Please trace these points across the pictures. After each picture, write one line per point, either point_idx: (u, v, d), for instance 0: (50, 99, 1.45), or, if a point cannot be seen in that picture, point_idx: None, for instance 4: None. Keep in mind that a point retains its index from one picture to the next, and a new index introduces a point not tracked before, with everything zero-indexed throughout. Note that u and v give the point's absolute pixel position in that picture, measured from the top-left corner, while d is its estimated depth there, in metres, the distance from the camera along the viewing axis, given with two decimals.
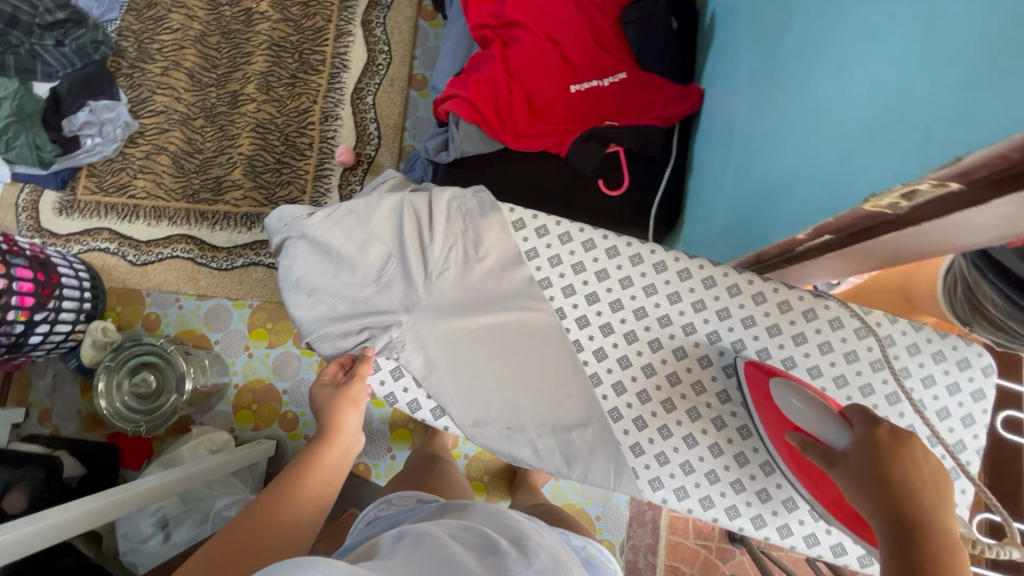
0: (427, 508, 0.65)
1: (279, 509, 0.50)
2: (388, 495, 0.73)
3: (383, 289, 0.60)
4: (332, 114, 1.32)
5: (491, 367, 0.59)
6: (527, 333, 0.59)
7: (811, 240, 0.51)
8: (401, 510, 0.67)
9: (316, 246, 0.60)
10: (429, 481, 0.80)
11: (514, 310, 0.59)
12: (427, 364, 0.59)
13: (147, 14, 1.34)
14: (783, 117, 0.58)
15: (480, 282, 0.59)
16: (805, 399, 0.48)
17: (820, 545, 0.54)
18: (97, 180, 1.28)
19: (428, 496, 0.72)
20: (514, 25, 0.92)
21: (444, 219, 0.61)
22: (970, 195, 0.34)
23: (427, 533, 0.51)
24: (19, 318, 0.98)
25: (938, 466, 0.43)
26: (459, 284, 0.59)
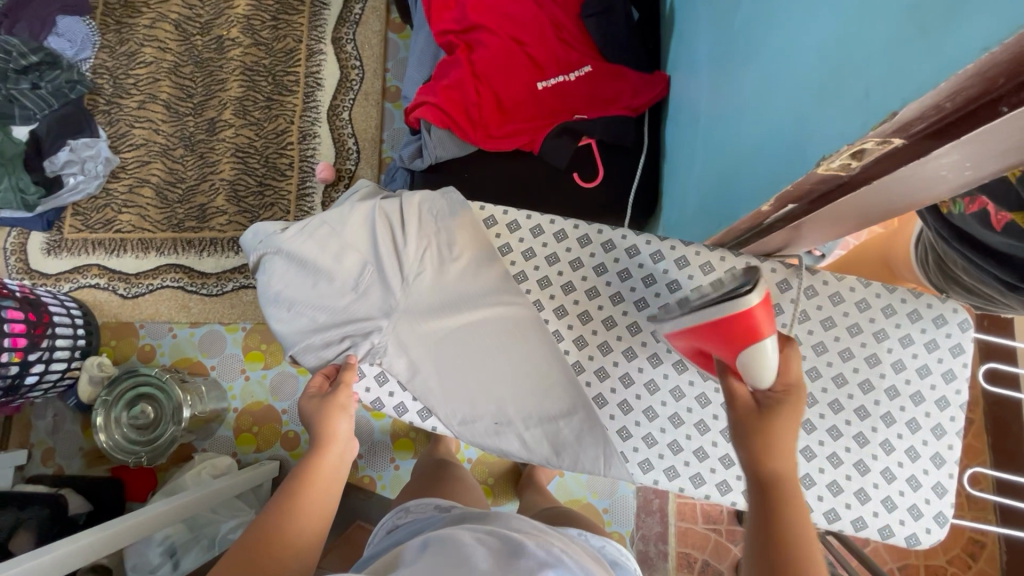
0: (446, 515, 0.65)
1: (282, 524, 0.49)
2: (405, 504, 0.73)
3: (362, 296, 0.60)
4: (309, 133, 1.33)
5: (477, 363, 0.59)
6: (507, 327, 0.59)
7: (776, 211, 0.52)
8: (422, 518, 0.67)
9: (292, 259, 0.61)
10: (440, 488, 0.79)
11: (493, 306, 0.59)
12: (411, 367, 0.60)
13: (120, 50, 1.36)
14: (742, 93, 0.59)
15: (457, 281, 0.60)
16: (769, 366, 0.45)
17: (814, 512, 0.54)
18: (83, 218, 1.29)
19: (446, 503, 0.71)
20: (477, 29, 0.93)
21: (417, 222, 0.61)
22: (913, 149, 0.35)
23: (452, 538, 0.52)
24: (13, 360, 0.99)
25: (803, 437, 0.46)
26: (438, 285, 0.60)
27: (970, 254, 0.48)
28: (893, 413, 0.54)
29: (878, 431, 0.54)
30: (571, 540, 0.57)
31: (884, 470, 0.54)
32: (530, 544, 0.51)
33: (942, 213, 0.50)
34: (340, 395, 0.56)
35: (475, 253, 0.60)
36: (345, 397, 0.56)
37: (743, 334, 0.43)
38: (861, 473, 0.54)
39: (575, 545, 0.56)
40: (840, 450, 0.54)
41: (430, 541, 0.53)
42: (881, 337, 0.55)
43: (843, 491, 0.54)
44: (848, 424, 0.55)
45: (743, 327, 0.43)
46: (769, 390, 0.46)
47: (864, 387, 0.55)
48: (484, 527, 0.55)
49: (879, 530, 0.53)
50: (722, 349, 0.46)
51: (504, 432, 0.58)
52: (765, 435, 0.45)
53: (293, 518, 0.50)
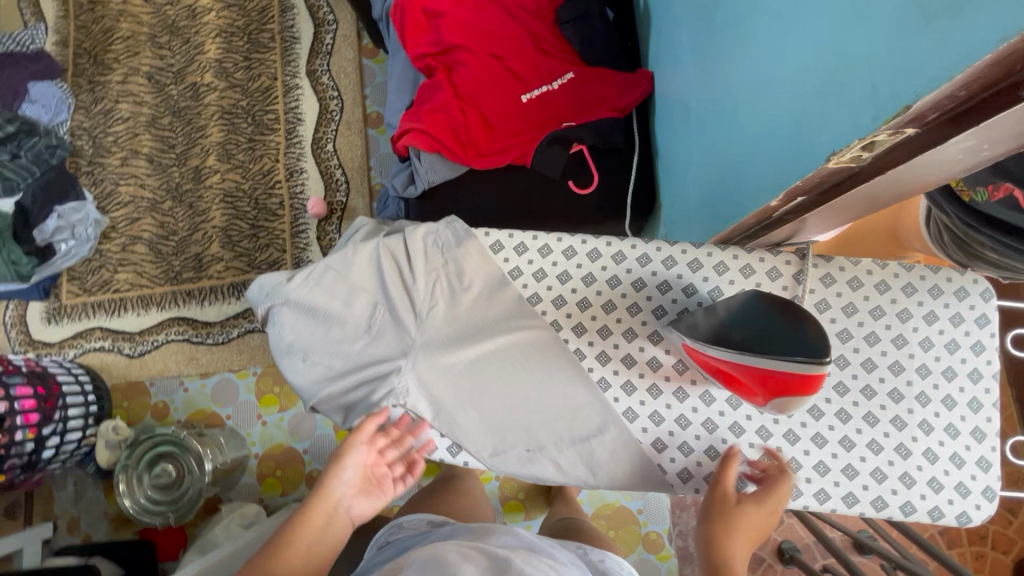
0: (440, 531, 0.64)
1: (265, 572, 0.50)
2: (396, 521, 0.73)
3: (376, 338, 0.59)
4: (296, 169, 1.32)
5: (499, 391, 0.58)
6: (526, 353, 0.58)
7: (785, 204, 0.51)
8: (411, 534, 0.67)
9: (301, 309, 0.60)
10: (438, 499, 0.80)
11: (510, 331, 0.58)
12: (437, 401, 0.59)
13: (96, 109, 1.34)
14: (733, 88, 0.58)
15: (472, 311, 0.59)
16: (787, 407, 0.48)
17: (859, 502, 0.53)
18: (80, 282, 1.28)
19: (439, 517, 0.71)
20: (455, 49, 0.92)
21: (423, 256, 0.60)
22: (927, 138, 0.34)
23: (433, 555, 0.51)
24: (28, 437, 0.98)
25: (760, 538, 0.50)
26: (455, 317, 0.59)
27: (1004, 241, 0.46)
28: (927, 392, 0.54)
29: (914, 413, 0.54)
30: (566, 558, 0.57)
31: (926, 451, 0.53)
32: (517, 559, 0.51)
33: (965, 200, 0.47)
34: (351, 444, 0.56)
35: (485, 278, 0.59)
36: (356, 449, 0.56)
37: (795, 386, 0.45)
38: (903, 457, 0.53)
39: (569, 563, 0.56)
40: (878, 436, 0.54)
41: (412, 556, 0.53)
42: (905, 317, 0.54)
43: (887, 478, 0.53)
44: (883, 408, 0.54)
45: (799, 383, 0.45)
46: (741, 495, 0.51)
47: (894, 369, 0.54)
48: (474, 543, 0.55)
49: (929, 512, 0.53)
50: (759, 390, 0.47)
51: (533, 457, 0.58)
52: (726, 513, 0.50)
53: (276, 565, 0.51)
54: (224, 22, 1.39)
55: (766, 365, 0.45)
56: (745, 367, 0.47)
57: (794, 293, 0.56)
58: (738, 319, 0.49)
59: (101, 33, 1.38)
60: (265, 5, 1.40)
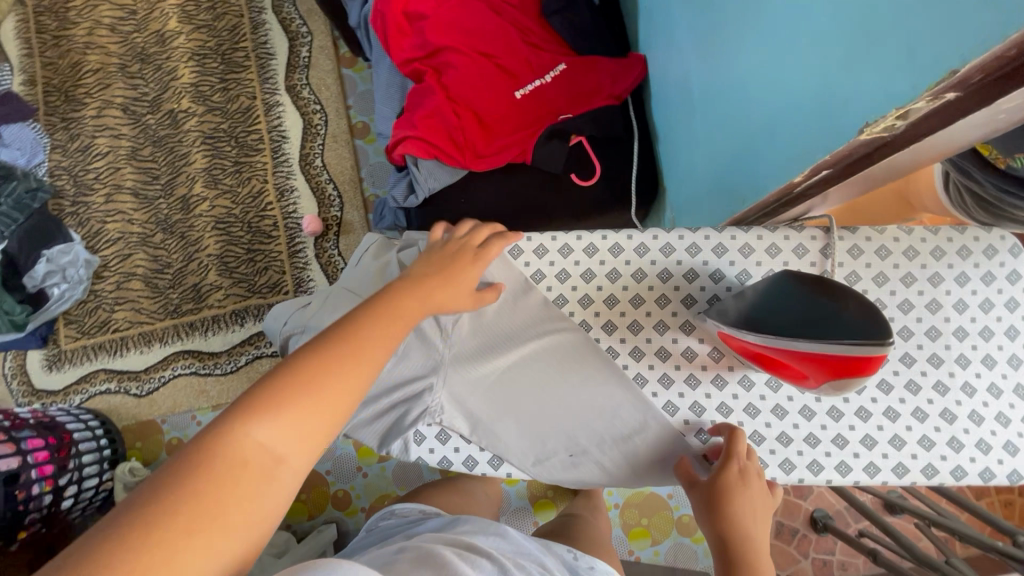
0: (425, 522, 0.72)
1: (348, 348, 0.42)
2: (390, 507, 0.81)
3: (402, 358, 0.59)
4: (287, 187, 1.30)
5: (536, 396, 0.57)
6: (559, 355, 0.57)
7: (809, 179, 0.50)
8: (403, 520, 0.75)
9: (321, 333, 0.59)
10: (435, 494, 0.86)
11: (541, 334, 0.57)
12: (476, 412, 0.58)
13: (73, 147, 1.30)
14: (738, 67, 0.57)
15: (499, 319, 0.58)
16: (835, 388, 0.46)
17: (910, 472, 0.53)
18: (77, 325, 1.25)
19: (430, 506, 0.78)
20: (442, 51, 0.90)
21: None
22: (971, 100, 0.33)
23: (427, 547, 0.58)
24: (46, 489, 0.95)
25: (755, 503, 0.50)
26: (483, 324, 0.58)
27: None
28: (967, 354, 0.53)
29: (956, 376, 0.53)
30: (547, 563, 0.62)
31: (971, 414, 0.53)
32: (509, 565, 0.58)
33: (999, 166, 0.46)
34: (468, 257, 0.54)
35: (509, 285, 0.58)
36: (474, 264, 0.54)
37: (844, 368, 0.43)
38: (949, 422, 0.53)
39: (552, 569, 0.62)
40: (922, 404, 0.53)
41: (407, 545, 0.60)
42: (937, 281, 0.54)
43: (935, 444, 0.53)
44: (924, 375, 0.53)
45: (848, 365, 0.43)
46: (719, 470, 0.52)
47: (931, 335, 0.54)
48: (465, 543, 0.61)
49: (980, 475, 0.52)
50: (809, 373, 0.45)
51: (579, 458, 0.57)
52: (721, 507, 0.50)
53: (361, 343, 0.43)
54: (195, 44, 1.35)
55: (811, 350, 0.44)
56: (791, 351, 0.45)
57: (822, 269, 0.56)
58: (778, 307, 0.48)
59: (70, 68, 1.33)
60: (236, 23, 1.36)
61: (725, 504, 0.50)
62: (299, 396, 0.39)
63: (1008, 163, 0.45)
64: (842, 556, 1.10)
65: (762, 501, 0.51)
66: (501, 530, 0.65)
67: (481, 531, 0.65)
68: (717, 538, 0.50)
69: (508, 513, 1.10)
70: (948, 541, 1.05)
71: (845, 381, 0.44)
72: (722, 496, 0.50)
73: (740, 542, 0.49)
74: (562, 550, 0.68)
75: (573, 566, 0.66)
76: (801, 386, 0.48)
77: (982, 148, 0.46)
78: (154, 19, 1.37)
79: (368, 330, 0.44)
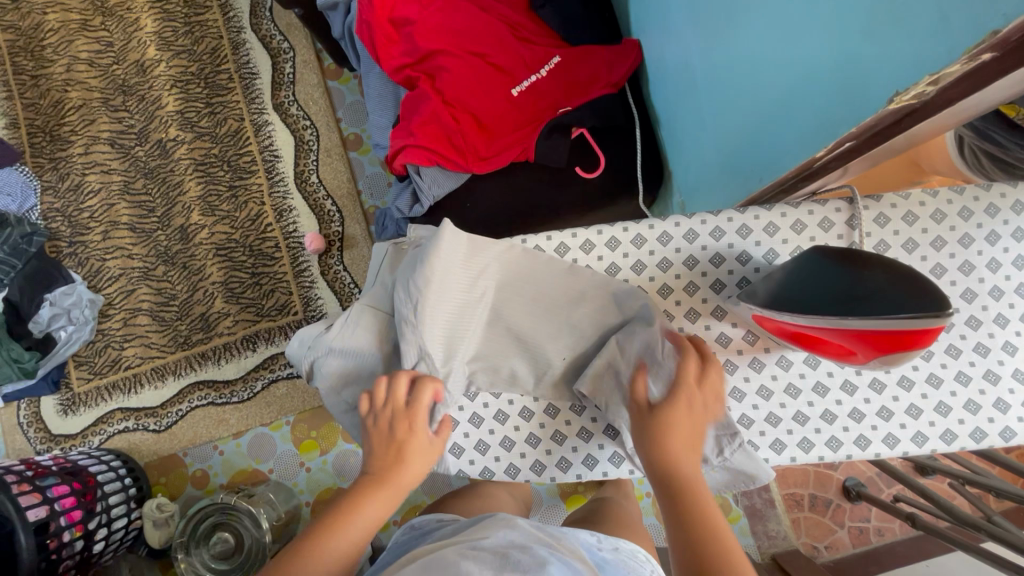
0: (449, 528, 0.72)
1: (319, 544, 0.47)
2: (410, 521, 0.81)
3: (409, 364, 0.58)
4: (285, 208, 1.28)
5: (522, 340, 0.60)
6: (551, 309, 0.59)
7: (831, 152, 0.49)
8: (427, 529, 0.75)
9: (344, 355, 0.61)
10: (460, 500, 0.86)
11: (536, 293, 0.59)
12: (501, 384, 0.60)
13: (64, 187, 1.28)
14: (744, 44, 0.56)
15: (458, 284, 0.57)
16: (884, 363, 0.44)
17: (959, 437, 0.53)
18: (88, 366, 1.23)
19: (448, 515, 0.78)
20: (433, 55, 0.89)
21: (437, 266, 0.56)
22: (1009, 59, 0.32)
23: (449, 555, 0.58)
24: (76, 534, 0.95)
25: (698, 435, 0.50)
26: (442, 293, 0.56)
27: None
28: (1005, 313, 0.53)
29: (996, 336, 0.53)
30: (568, 547, 0.63)
31: (1015, 372, 0.52)
32: (522, 553, 0.58)
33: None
34: (414, 440, 0.53)
35: (452, 243, 0.56)
36: (419, 440, 0.53)
37: (892, 342, 0.41)
38: (993, 383, 0.52)
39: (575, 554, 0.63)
40: (965, 367, 0.53)
41: (433, 554, 0.60)
42: (968, 243, 0.53)
43: (982, 407, 0.52)
44: (965, 339, 0.53)
45: (897, 339, 0.41)
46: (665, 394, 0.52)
47: (966, 297, 0.53)
48: (479, 540, 0.61)
49: None
50: (858, 349, 0.44)
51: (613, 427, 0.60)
52: (663, 431, 0.50)
53: (332, 538, 0.48)
54: (177, 71, 1.33)
55: (854, 326, 0.42)
56: (834, 329, 0.44)
57: (850, 240, 0.56)
58: (813, 286, 0.47)
59: (52, 107, 1.31)
60: (216, 45, 1.34)
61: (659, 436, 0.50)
62: None
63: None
64: (878, 522, 1.11)
65: (699, 433, 0.50)
66: (512, 523, 0.65)
67: (497, 526, 0.65)
68: (656, 460, 0.49)
69: (541, 511, 1.10)
70: (982, 496, 1.05)
71: (898, 355, 0.42)
72: (666, 421, 0.50)
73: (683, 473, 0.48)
74: (585, 535, 0.70)
75: (597, 548, 0.68)
76: (851, 361, 0.46)
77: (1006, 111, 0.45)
78: (132, 48, 1.34)
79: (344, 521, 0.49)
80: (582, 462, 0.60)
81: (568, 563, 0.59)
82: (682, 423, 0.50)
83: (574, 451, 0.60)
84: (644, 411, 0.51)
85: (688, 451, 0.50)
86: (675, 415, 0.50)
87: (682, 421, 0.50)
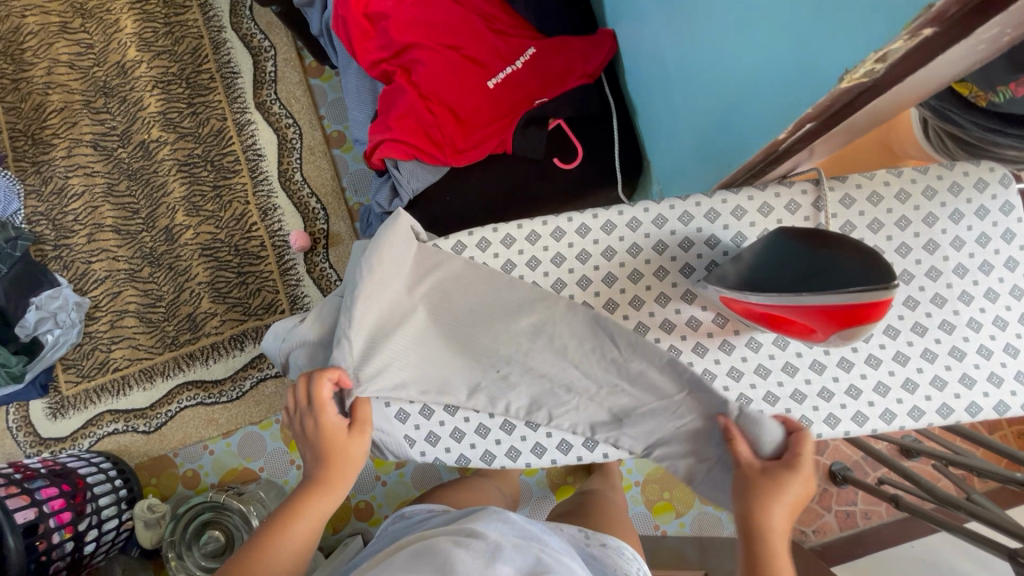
0: (437, 519, 0.73)
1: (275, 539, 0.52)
2: (400, 509, 0.81)
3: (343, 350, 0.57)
4: (269, 206, 1.28)
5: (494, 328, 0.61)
6: (514, 294, 0.60)
7: (793, 134, 0.50)
8: (416, 518, 0.76)
9: (308, 344, 0.63)
10: (447, 492, 0.86)
11: (492, 279, 0.61)
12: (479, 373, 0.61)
13: (48, 190, 1.28)
14: (707, 30, 0.56)
15: (401, 269, 0.60)
16: (840, 340, 0.45)
17: (926, 414, 0.53)
18: (77, 369, 1.23)
19: (439, 506, 0.79)
20: (409, 49, 0.89)
21: (385, 253, 0.59)
22: (950, 31, 0.33)
23: (434, 546, 0.58)
24: (66, 536, 0.95)
25: (796, 508, 0.51)
26: (386, 278, 0.59)
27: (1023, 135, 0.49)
28: (969, 290, 0.53)
29: (961, 313, 0.53)
30: (557, 544, 0.63)
31: (980, 348, 0.53)
32: (507, 545, 0.58)
33: (981, 104, 0.49)
34: (330, 431, 0.56)
35: (395, 234, 0.60)
36: (338, 431, 0.57)
37: (845, 317, 0.43)
38: (959, 359, 0.53)
39: (558, 546, 0.63)
40: (930, 345, 0.54)
41: (418, 545, 0.60)
42: (933, 222, 0.54)
43: (948, 383, 0.53)
44: (930, 316, 0.54)
45: (851, 316, 0.42)
46: (774, 460, 0.52)
47: (931, 275, 0.54)
48: (466, 533, 0.61)
49: (994, 409, 0.53)
50: (816, 326, 0.45)
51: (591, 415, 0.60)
52: (765, 494, 0.50)
53: (288, 533, 0.53)
54: (158, 72, 1.33)
55: (816, 303, 0.43)
56: (795, 306, 0.45)
57: (816, 222, 0.56)
58: (778, 263, 0.48)
59: (34, 111, 1.31)
60: (196, 45, 1.34)
61: (773, 505, 0.50)
62: None
63: (984, 100, 0.48)
64: (864, 505, 1.12)
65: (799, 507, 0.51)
66: (504, 517, 0.65)
67: (485, 517, 0.65)
68: (749, 516, 0.50)
69: (531, 502, 1.11)
70: (965, 476, 1.06)
71: (853, 330, 0.43)
72: (770, 486, 0.51)
73: (770, 531, 0.49)
74: (573, 533, 0.71)
75: (583, 546, 0.68)
76: (812, 340, 0.47)
77: (963, 88, 0.49)
78: (113, 50, 1.34)
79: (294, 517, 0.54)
80: (556, 447, 0.61)
81: (557, 557, 0.59)
82: (793, 494, 0.50)
83: (549, 437, 0.61)
84: (750, 470, 0.52)
85: (784, 521, 0.50)
86: (779, 482, 0.51)
87: (786, 491, 0.50)
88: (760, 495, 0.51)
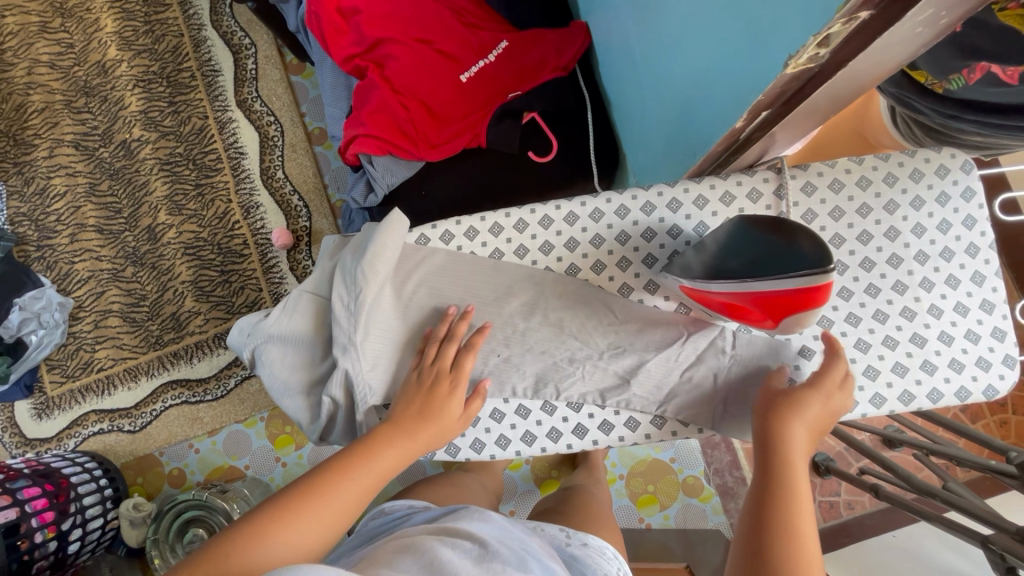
0: (419, 518, 0.72)
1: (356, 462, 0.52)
2: (382, 504, 0.81)
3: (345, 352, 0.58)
4: (251, 204, 1.28)
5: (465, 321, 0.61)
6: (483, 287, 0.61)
7: (751, 122, 0.50)
8: (397, 514, 0.75)
9: (286, 342, 0.63)
10: (426, 487, 0.86)
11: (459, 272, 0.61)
12: None
13: (30, 191, 1.28)
14: (667, 18, 0.56)
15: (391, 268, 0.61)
16: (789, 327, 0.47)
17: (887, 401, 0.53)
18: (61, 369, 1.23)
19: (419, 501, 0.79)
20: (381, 44, 0.88)
21: (380, 254, 0.59)
22: (885, 13, 0.33)
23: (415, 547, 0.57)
24: (49, 535, 0.95)
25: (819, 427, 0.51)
26: (379, 279, 0.59)
27: (980, 120, 0.49)
28: (930, 277, 0.54)
29: (922, 300, 0.53)
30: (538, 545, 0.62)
31: (941, 334, 0.53)
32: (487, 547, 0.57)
33: (938, 91, 0.49)
34: (451, 396, 0.56)
35: (389, 236, 0.60)
36: (453, 406, 0.56)
37: (798, 302, 0.44)
38: (920, 345, 0.53)
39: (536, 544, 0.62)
40: (892, 332, 0.54)
41: (396, 544, 0.59)
42: (894, 209, 0.54)
43: (909, 369, 0.53)
44: (891, 304, 0.54)
45: (804, 299, 0.43)
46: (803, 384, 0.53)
47: (892, 262, 0.54)
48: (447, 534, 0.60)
49: (955, 394, 0.53)
50: (766, 315, 0.46)
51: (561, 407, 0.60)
52: (782, 410, 0.51)
53: (371, 460, 0.53)
54: (139, 71, 1.32)
55: (772, 289, 0.44)
56: (751, 292, 0.45)
57: (778, 210, 0.56)
58: (735, 249, 0.48)
59: (15, 111, 1.30)
60: (177, 44, 1.34)
61: (794, 422, 0.50)
62: (314, 498, 0.49)
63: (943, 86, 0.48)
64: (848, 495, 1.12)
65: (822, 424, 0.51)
66: (486, 516, 0.64)
67: (467, 517, 0.64)
68: (767, 429, 0.51)
69: (515, 497, 1.11)
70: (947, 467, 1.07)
71: (803, 314, 0.44)
72: (791, 402, 0.52)
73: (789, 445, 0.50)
74: (554, 531, 0.70)
75: (564, 545, 0.68)
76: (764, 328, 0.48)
77: (920, 75, 0.49)
78: (93, 50, 1.33)
79: (378, 451, 0.54)
80: (521, 439, 0.61)
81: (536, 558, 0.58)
82: (814, 413, 0.51)
83: (514, 428, 0.61)
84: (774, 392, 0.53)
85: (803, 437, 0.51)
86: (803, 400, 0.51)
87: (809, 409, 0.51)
88: (780, 408, 0.52)
